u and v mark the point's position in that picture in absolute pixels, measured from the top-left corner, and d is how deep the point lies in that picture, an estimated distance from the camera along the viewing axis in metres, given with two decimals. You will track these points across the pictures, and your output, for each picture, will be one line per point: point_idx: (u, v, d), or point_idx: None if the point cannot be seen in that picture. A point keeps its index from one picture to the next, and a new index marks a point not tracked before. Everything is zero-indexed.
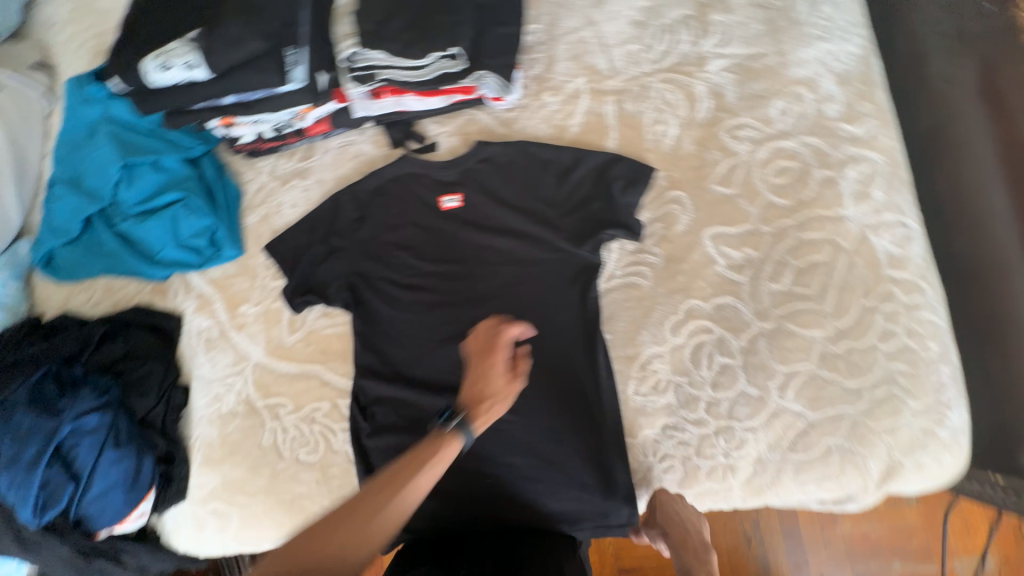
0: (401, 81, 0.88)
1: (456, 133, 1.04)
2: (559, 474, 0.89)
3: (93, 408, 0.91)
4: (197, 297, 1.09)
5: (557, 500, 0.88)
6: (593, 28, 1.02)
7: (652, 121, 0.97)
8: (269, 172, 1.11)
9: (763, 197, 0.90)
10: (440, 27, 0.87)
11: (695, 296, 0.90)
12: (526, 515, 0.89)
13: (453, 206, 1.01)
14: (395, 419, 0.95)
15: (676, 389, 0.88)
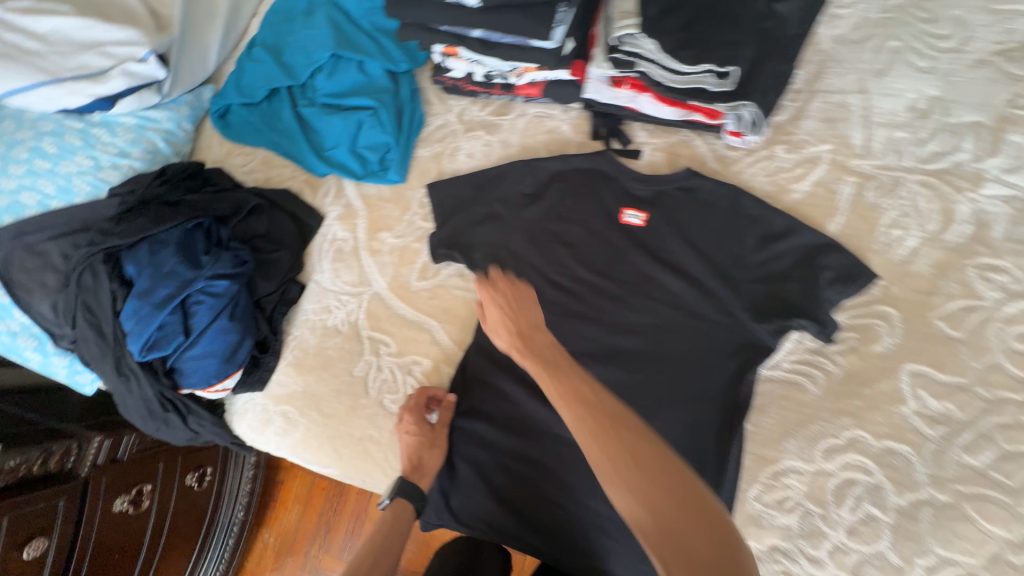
0: (654, 80, 0.80)
1: (664, 150, 0.96)
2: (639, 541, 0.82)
3: (227, 273, 0.91)
4: (343, 205, 1.07)
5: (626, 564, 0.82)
6: (863, 97, 0.90)
7: (892, 222, 0.85)
8: (458, 114, 1.07)
9: (991, 357, 0.77)
10: (721, 39, 0.78)
11: (866, 429, 0.78)
12: (589, 564, 0.83)
13: (633, 223, 0.93)
14: (491, 410, 0.90)
15: (802, 515, 0.78)
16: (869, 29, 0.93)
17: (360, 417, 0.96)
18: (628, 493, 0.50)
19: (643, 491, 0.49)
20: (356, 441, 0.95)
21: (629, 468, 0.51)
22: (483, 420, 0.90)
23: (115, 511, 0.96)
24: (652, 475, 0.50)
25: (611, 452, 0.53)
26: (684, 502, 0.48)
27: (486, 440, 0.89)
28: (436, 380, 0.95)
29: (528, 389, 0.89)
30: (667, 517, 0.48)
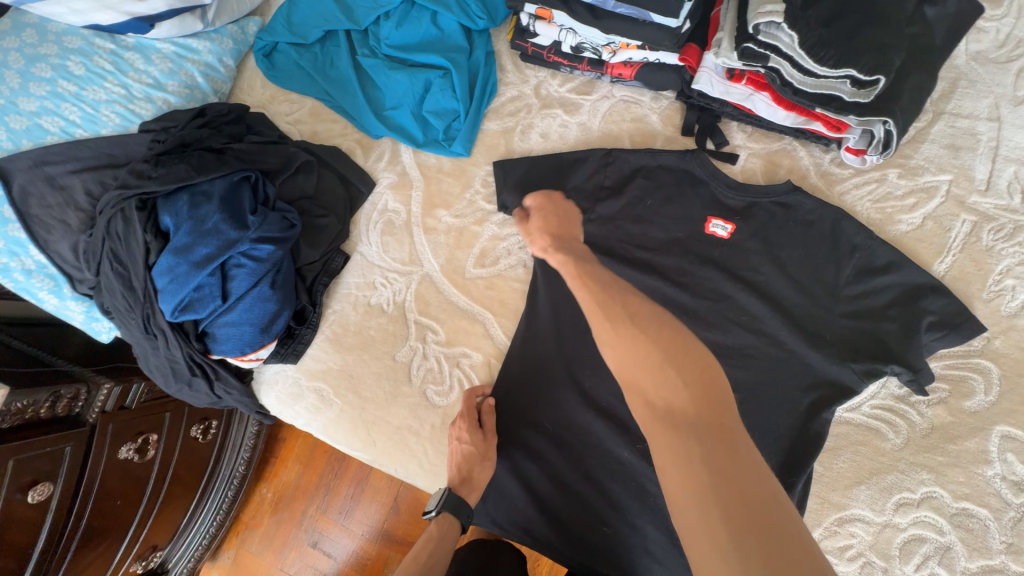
0: (781, 79, 0.72)
1: (762, 157, 0.87)
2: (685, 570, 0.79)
3: (273, 237, 0.82)
4: (398, 174, 0.98)
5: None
6: (995, 126, 0.81)
7: (1005, 270, 0.78)
8: (534, 87, 0.96)
9: None
10: (872, 40, 0.68)
11: (944, 486, 0.75)
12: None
13: (719, 234, 0.85)
14: (543, 417, 0.84)
15: (864, 566, 0.75)
16: (1014, 49, 0.83)
17: (400, 405, 0.90)
18: (660, 377, 0.55)
19: (681, 378, 0.55)
20: (394, 429, 0.90)
21: (669, 361, 0.57)
22: (533, 425, 0.85)
23: (120, 459, 0.88)
24: (679, 360, 0.56)
25: (653, 346, 0.58)
26: (708, 387, 0.55)
27: (534, 447, 0.84)
28: (485, 376, 0.89)
29: (584, 398, 0.84)
30: (691, 394, 0.53)
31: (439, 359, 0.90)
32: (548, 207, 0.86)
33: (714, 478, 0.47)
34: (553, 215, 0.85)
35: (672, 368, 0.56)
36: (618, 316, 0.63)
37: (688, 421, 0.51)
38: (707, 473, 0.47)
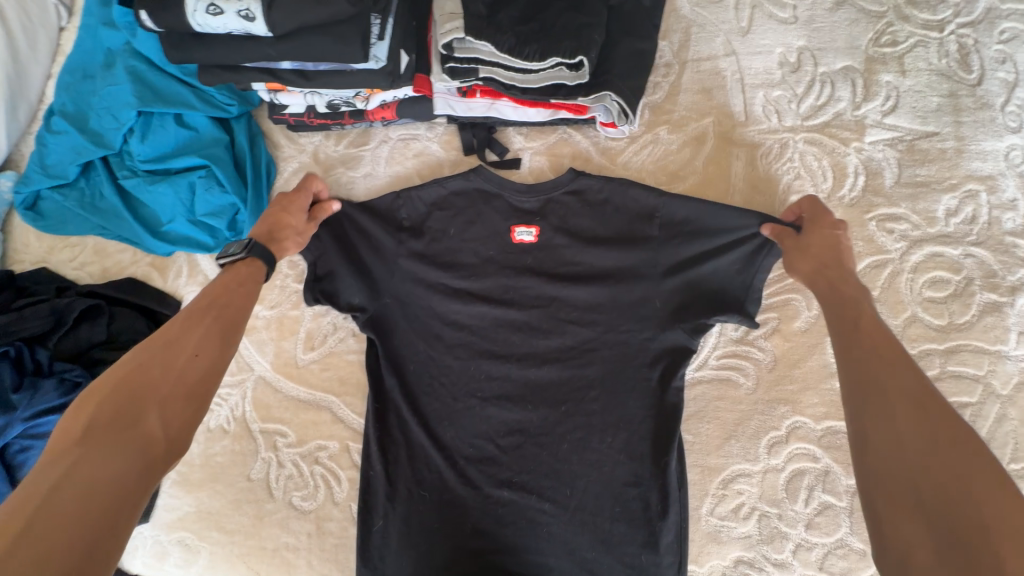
0: (504, 82, 0.71)
1: (543, 152, 0.87)
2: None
3: (52, 404, 0.76)
4: (202, 284, 0.91)
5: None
6: (733, 60, 0.84)
7: (787, 188, 0.80)
8: (313, 154, 0.94)
9: (909, 311, 0.74)
10: (566, 27, 0.68)
11: (804, 413, 0.75)
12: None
13: (526, 240, 0.84)
14: (412, 487, 0.79)
15: (761, 520, 0.73)
16: None
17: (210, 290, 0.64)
18: (883, 373, 0.51)
19: (902, 396, 0.49)
20: (197, 308, 0.61)
21: (878, 369, 0.52)
22: (406, 498, 0.79)
23: None
24: (914, 390, 0.49)
25: (864, 359, 0.53)
26: (925, 397, 0.48)
27: (409, 522, 0.78)
28: (347, 463, 0.83)
29: (445, 451, 0.80)
30: (889, 420, 0.48)
31: (248, 280, 0.66)
32: (818, 228, 0.70)
33: (955, 544, 0.40)
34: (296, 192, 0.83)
35: (920, 417, 0.47)
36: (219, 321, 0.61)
37: (863, 406, 0.50)
38: (950, 540, 0.40)
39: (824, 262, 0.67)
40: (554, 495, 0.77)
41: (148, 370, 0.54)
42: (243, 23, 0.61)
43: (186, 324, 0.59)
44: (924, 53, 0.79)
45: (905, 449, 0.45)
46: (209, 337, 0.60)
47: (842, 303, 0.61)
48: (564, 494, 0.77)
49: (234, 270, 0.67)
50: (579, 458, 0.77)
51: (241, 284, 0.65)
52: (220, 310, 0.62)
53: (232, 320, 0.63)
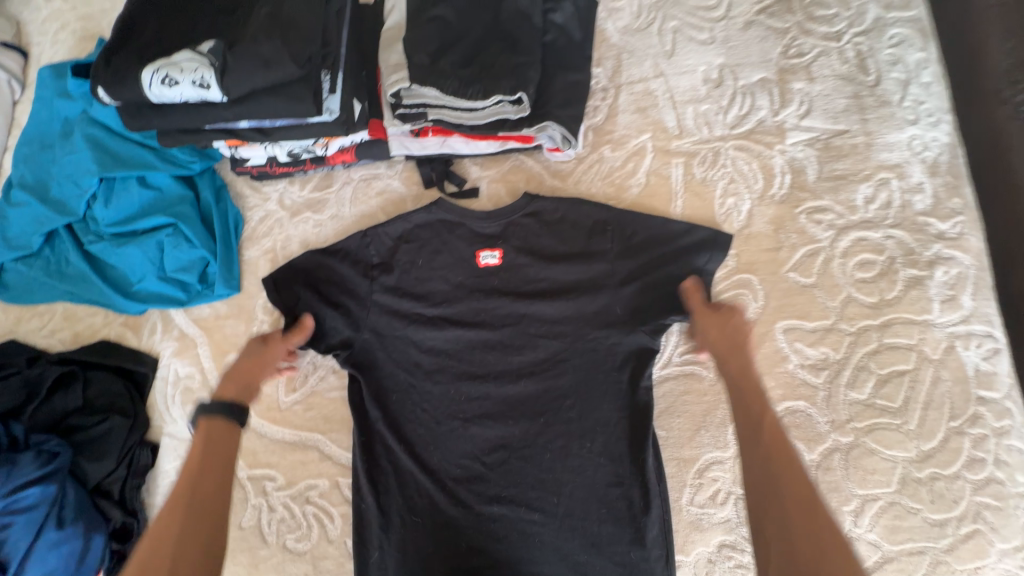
0: (453, 122, 0.76)
1: (499, 180, 0.92)
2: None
3: (25, 481, 0.75)
4: (177, 338, 0.92)
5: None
6: (662, 80, 0.92)
7: (724, 191, 0.87)
8: (279, 201, 0.97)
9: (843, 292, 0.81)
10: (504, 68, 0.75)
11: (764, 397, 0.80)
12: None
13: (490, 263, 0.88)
14: (405, 515, 0.81)
15: (736, 503, 0.77)
16: (648, 15, 0.94)
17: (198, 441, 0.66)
18: (766, 452, 0.57)
19: (776, 474, 0.55)
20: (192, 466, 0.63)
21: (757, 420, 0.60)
22: (401, 525, 0.80)
23: None
24: (787, 467, 0.55)
25: (754, 441, 0.59)
26: (795, 477, 0.55)
27: (404, 550, 0.79)
28: (338, 499, 0.84)
29: (434, 475, 0.82)
30: (772, 499, 0.54)
31: (225, 429, 0.67)
32: (710, 314, 0.74)
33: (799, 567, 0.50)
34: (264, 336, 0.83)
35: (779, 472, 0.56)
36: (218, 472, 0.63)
37: (747, 455, 0.58)
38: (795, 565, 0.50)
39: (721, 340, 0.72)
40: (543, 505, 0.80)
41: (161, 539, 0.57)
42: (199, 91, 0.65)
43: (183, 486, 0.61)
44: (827, 61, 0.89)
45: (782, 530, 0.52)
46: (205, 499, 0.61)
47: (746, 374, 0.65)
48: (552, 501, 0.80)
49: (214, 420, 0.67)
50: (562, 466, 0.81)
51: (224, 432, 0.67)
52: (208, 467, 0.63)
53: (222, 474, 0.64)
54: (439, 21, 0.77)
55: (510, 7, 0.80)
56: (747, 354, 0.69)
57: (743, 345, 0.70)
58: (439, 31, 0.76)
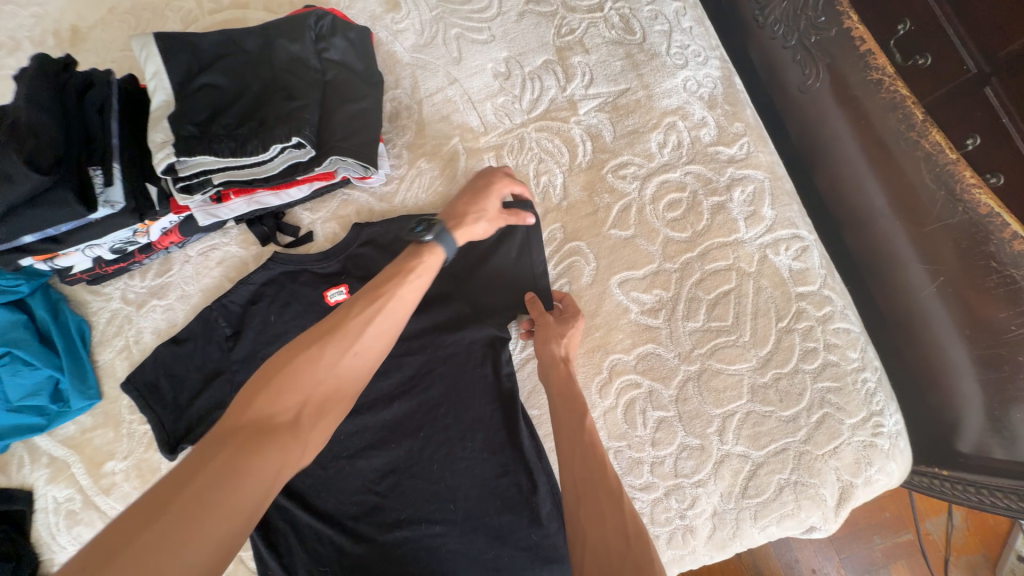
0: (244, 180, 0.78)
1: (332, 218, 0.94)
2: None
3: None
4: (49, 464, 0.89)
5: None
6: (457, 85, 0.96)
7: (537, 172, 0.91)
8: (122, 297, 0.95)
9: (661, 234, 0.86)
10: (279, 116, 0.77)
11: (617, 350, 0.83)
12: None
13: (340, 299, 0.89)
14: (313, 566, 0.80)
15: (616, 456, 0.80)
16: (430, 29, 0.99)
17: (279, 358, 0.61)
18: (581, 477, 0.62)
19: (589, 481, 0.61)
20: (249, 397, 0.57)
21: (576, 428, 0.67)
22: None
23: None
24: (597, 477, 0.62)
25: (573, 458, 0.64)
26: (606, 480, 0.61)
27: None
28: None
29: (333, 519, 0.82)
30: (585, 505, 0.59)
31: (416, 261, 0.68)
32: (544, 331, 0.79)
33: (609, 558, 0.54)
34: (476, 183, 0.78)
35: (592, 472, 0.62)
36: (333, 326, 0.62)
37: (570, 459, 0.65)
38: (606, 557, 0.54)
39: (547, 356, 0.77)
40: (442, 515, 0.81)
41: (185, 469, 0.50)
42: None
43: (254, 409, 0.56)
44: (597, 31, 0.95)
45: (595, 529, 0.57)
46: (257, 416, 0.55)
47: (569, 397, 0.71)
48: (449, 509, 0.81)
49: (343, 314, 0.62)
50: (451, 471, 0.82)
51: (354, 319, 0.63)
52: (305, 373, 0.59)
53: (352, 382, 0.63)
54: (209, 88, 0.78)
55: (281, 57, 0.83)
56: (570, 373, 0.75)
57: (564, 362, 0.76)
58: (210, 98, 0.78)
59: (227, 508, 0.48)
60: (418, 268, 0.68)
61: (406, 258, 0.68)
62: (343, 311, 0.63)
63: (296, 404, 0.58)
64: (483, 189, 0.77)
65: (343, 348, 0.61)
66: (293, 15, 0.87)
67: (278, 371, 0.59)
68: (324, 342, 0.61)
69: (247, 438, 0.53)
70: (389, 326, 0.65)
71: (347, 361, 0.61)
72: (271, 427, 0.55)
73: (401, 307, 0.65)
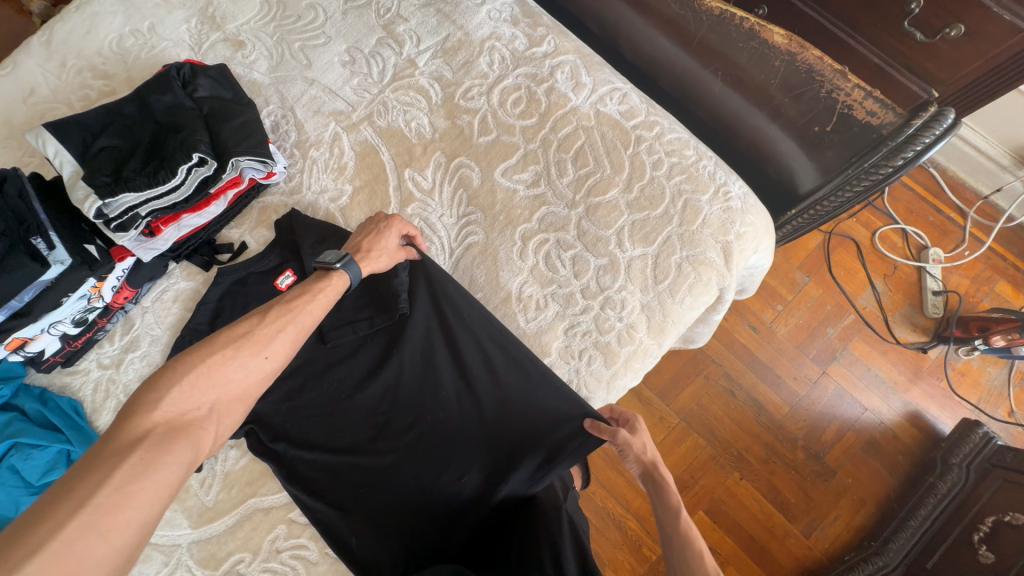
0: (166, 206, 0.92)
1: (257, 225, 1.08)
2: (514, 428, 0.92)
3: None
4: None
5: (519, 473, 0.90)
6: (316, 83, 1.14)
7: (407, 121, 1.10)
8: (98, 365, 1.04)
9: (517, 126, 1.07)
10: (174, 146, 0.92)
11: (522, 222, 1.02)
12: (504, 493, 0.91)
13: (290, 282, 1.02)
14: (355, 492, 0.92)
15: (553, 297, 0.99)
16: (277, 52, 1.17)
17: (159, 379, 0.64)
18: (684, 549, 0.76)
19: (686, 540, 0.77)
20: (155, 392, 0.63)
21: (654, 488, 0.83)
22: (354, 503, 0.92)
23: None
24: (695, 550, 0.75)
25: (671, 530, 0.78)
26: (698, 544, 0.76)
27: (369, 519, 0.91)
28: (301, 528, 0.93)
29: (354, 449, 0.95)
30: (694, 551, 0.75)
31: (322, 287, 0.83)
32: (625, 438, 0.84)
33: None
34: (362, 229, 0.95)
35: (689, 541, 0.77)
36: (199, 343, 0.69)
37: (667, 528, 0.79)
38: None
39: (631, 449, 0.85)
40: (440, 403, 0.95)
41: (101, 457, 0.56)
42: None
43: (165, 407, 0.63)
44: (408, 3, 1.17)
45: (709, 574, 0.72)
46: (121, 452, 0.57)
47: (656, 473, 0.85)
48: (444, 397, 0.95)
49: (239, 347, 0.70)
50: (432, 369, 0.96)
51: (241, 352, 0.70)
52: (216, 374, 0.67)
53: (256, 385, 0.71)
54: (108, 149, 0.92)
55: (160, 106, 0.97)
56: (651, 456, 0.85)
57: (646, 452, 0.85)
58: (113, 155, 0.92)
59: (141, 487, 0.56)
60: (268, 323, 0.74)
61: (315, 282, 0.84)
62: (226, 345, 0.70)
63: (208, 399, 0.66)
64: (378, 216, 0.96)
65: (255, 354, 0.71)
66: (156, 75, 1.01)
67: (163, 396, 0.63)
68: (236, 348, 0.70)
69: (127, 460, 0.56)
70: (292, 338, 0.76)
71: (255, 364, 0.71)
72: (186, 423, 0.63)
73: (289, 326, 0.76)
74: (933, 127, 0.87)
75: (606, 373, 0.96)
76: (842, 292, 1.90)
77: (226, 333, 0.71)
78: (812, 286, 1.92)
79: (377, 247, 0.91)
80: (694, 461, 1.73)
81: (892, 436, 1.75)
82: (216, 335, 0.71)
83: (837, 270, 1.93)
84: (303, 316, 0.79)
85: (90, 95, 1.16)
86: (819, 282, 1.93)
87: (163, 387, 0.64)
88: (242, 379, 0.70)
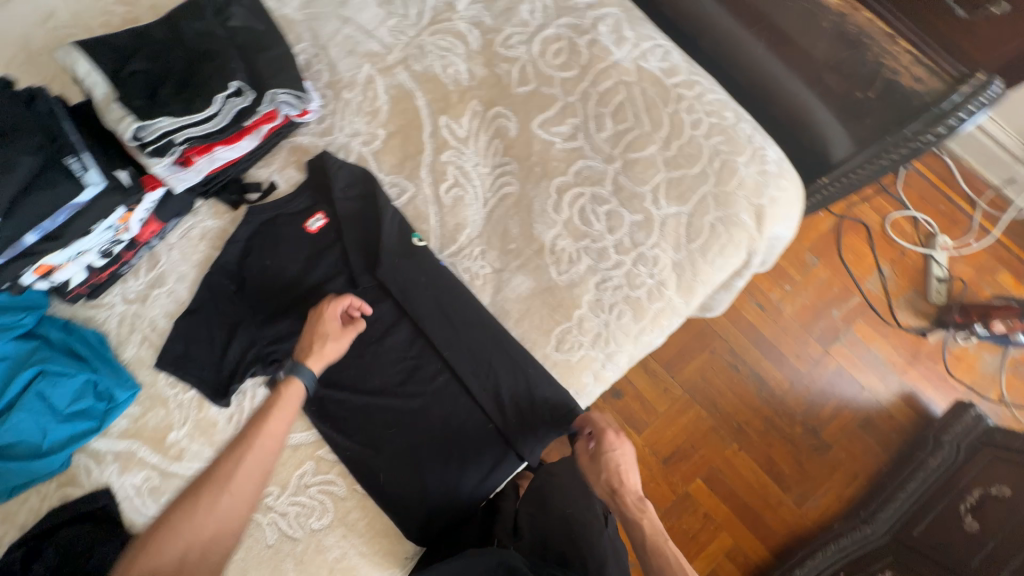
0: (202, 134, 0.89)
1: (287, 165, 1.06)
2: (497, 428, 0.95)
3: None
4: (116, 459, 0.96)
5: (503, 468, 0.94)
6: (350, 20, 1.10)
7: (443, 67, 1.08)
8: (123, 300, 1.03)
9: (556, 78, 1.05)
10: (209, 73, 0.89)
11: (557, 176, 1.02)
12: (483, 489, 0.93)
13: (320, 224, 1.02)
14: (386, 432, 0.94)
15: (586, 251, 0.99)
16: None
17: (146, 537, 0.76)
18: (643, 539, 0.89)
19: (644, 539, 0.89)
20: (139, 559, 0.74)
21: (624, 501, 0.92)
22: (384, 443, 0.93)
23: None
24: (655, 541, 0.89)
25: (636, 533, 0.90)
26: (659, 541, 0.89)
27: (400, 457, 0.93)
28: (330, 465, 0.95)
29: (383, 392, 0.96)
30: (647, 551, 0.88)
31: (275, 403, 0.87)
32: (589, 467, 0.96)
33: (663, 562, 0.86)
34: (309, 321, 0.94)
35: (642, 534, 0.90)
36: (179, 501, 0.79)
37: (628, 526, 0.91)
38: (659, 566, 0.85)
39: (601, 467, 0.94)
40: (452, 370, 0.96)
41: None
42: None
43: (150, 559, 0.73)
44: None
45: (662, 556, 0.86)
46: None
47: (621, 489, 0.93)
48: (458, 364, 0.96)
49: (206, 486, 0.79)
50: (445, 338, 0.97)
51: (212, 488, 0.79)
52: (186, 524, 0.76)
53: (228, 523, 0.78)
54: (139, 72, 0.88)
55: (190, 32, 0.93)
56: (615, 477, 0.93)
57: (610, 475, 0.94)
58: (144, 79, 0.88)
59: None
60: (234, 455, 0.82)
61: (274, 399, 0.88)
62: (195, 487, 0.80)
63: (176, 551, 0.75)
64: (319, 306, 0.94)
65: (221, 492, 0.79)
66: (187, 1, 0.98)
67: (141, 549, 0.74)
68: (204, 496, 0.78)
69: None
70: (256, 471, 0.81)
71: (223, 509, 0.78)
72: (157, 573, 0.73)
73: (259, 453, 0.82)
74: (978, 96, 0.92)
75: (633, 327, 0.97)
76: (850, 275, 1.94)
77: (202, 480, 0.81)
78: (820, 267, 1.95)
79: (325, 340, 0.91)
80: (694, 432, 1.78)
81: (886, 416, 1.81)
82: (187, 486, 0.81)
83: (847, 253, 1.96)
84: (274, 438, 0.85)
85: (111, 22, 1.11)
86: (827, 264, 1.95)
87: (147, 538, 0.75)
88: (220, 531, 0.77)
